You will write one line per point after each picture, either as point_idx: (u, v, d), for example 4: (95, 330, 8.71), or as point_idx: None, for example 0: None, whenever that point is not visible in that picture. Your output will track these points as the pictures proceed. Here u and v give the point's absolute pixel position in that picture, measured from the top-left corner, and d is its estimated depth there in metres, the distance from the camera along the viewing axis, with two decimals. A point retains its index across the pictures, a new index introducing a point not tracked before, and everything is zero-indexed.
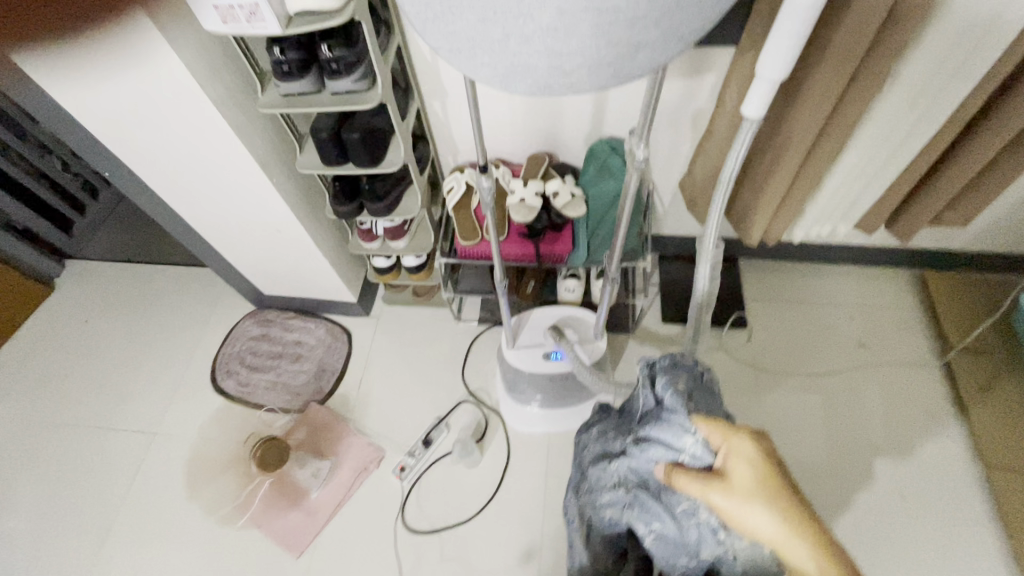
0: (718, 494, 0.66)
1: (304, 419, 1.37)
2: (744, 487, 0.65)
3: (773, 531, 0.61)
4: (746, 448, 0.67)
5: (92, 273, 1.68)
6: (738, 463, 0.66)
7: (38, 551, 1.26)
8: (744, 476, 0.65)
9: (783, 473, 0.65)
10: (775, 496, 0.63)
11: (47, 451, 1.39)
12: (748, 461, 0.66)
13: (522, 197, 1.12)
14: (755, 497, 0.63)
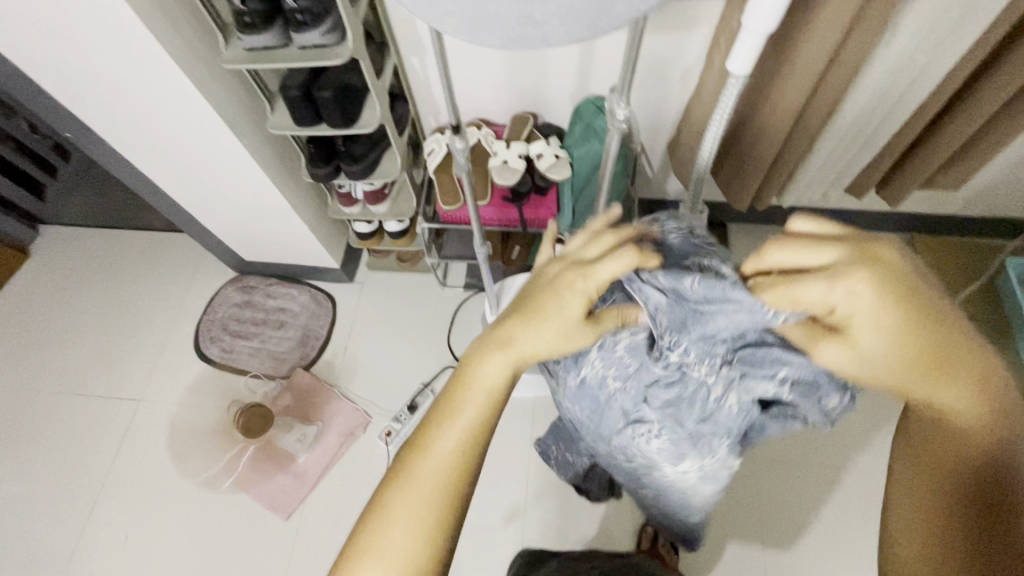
0: (832, 353, 0.44)
1: (290, 385, 1.37)
2: (880, 338, 0.42)
3: (921, 370, 0.42)
4: (865, 290, 0.41)
5: (74, 239, 1.68)
6: (858, 313, 0.41)
7: (35, 512, 1.29)
8: (875, 326, 0.41)
9: (903, 287, 0.41)
10: (913, 323, 0.41)
11: (38, 416, 1.40)
12: (876, 304, 0.41)
13: (505, 159, 1.08)
14: (883, 361, 0.42)
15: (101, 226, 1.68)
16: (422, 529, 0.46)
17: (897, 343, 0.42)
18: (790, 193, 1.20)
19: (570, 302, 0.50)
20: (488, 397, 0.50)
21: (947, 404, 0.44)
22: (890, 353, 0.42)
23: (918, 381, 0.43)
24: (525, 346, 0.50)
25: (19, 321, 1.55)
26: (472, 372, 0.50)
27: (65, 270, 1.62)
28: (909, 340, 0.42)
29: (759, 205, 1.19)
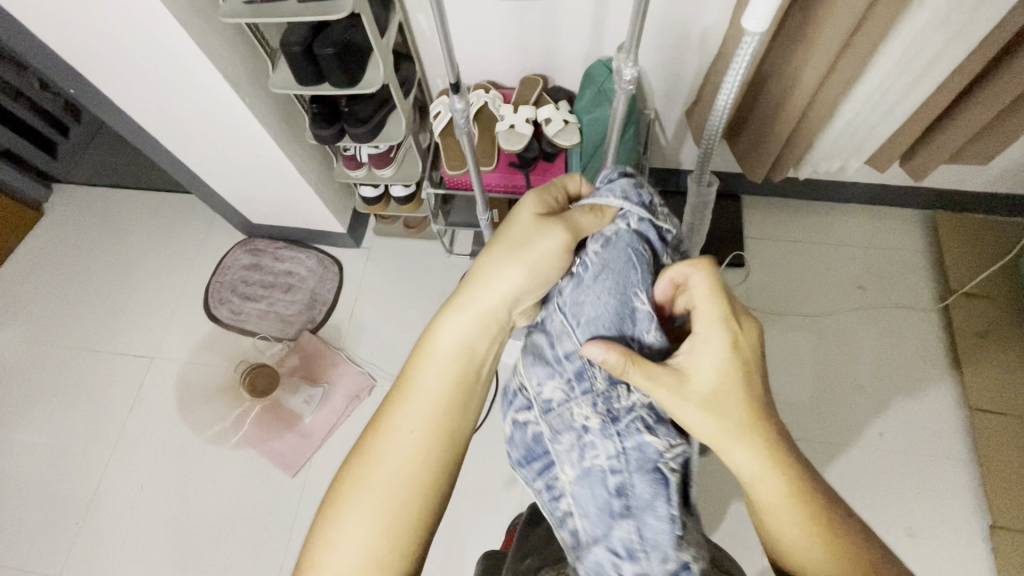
0: (664, 397, 0.56)
1: (297, 347, 1.39)
2: (707, 388, 0.56)
3: (738, 449, 0.55)
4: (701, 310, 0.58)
5: (88, 197, 1.69)
6: (702, 364, 0.57)
7: (56, 461, 1.35)
8: (708, 375, 0.56)
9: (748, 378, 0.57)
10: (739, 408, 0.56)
11: (57, 370, 1.45)
12: (705, 350, 0.57)
13: (513, 124, 1.05)
14: (711, 408, 0.55)
15: (113, 186, 1.69)
16: (423, 453, 0.58)
17: (723, 375, 0.56)
18: (808, 164, 1.15)
19: (521, 223, 0.63)
20: (442, 363, 0.61)
21: (764, 458, 0.55)
22: (721, 392, 0.56)
23: (745, 428, 0.55)
24: (483, 285, 0.62)
25: (36, 278, 1.58)
26: (448, 318, 0.62)
27: (79, 229, 1.64)
28: (727, 369, 0.56)
29: (775, 176, 1.15)
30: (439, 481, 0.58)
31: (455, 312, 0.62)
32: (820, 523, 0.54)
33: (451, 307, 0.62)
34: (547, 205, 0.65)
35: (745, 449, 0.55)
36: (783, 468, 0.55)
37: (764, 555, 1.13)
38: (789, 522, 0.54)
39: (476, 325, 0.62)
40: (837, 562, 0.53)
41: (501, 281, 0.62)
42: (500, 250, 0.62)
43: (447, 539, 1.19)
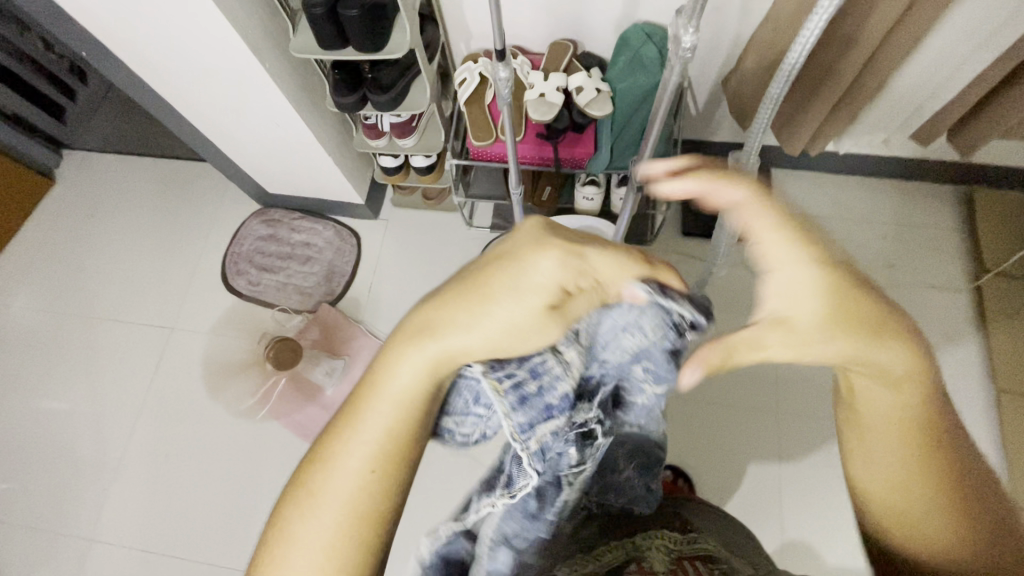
0: (770, 338, 0.45)
1: (316, 320, 1.38)
2: (817, 317, 0.43)
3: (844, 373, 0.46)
4: (781, 250, 0.43)
5: (100, 164, 1.66)
6: (810, 292, 0.43)
7: (80, 426, 1.36)
8: (821, 303, 0.43)
9: (869, 299, 0.44)
10: (854, 331, 0.44)
11: (76, 337, 1.46)
12: (806, 261, 0.43)
13: (542, 93, 1.00)
14: (829, 326, 0.43)
15: (124, 153, 1.66)
16: (336, 519, 0.46)
17: (840, 300, 0.43)
18: (848, 137, 1.10)
19: (465, 335, 0.47)
20: (399, 404, 0.48)
21: (896, 360, 0.44)
22: (835, 321, 0.43)
23: (876, 336, 0.44)
24: (371, 431, 0.48)
25: (52, 245, 1.57)
26: (329, 470, 0.47)
27: (92, 196, 1.62)
28: (850, 298, 0.43)
29: (812, 150, 1.10)
30: (352, 556, 0.46)
31: (337, 461, 0.47)
32: (921, 436, 0.46)
33: (333, 452, 0.48)
34: (558, 275, 0.47)
35: (865, 352, 0.44)
36: (909, 372, 0.45)
37: (783, 529, 1.14)
38: (897, 443, 0.47)
39: (380, 480, 0.47)
40: (933, 487, 0.46)
41: (416, 419, 0.49)
42: (424, 384, 0.48)
43: None
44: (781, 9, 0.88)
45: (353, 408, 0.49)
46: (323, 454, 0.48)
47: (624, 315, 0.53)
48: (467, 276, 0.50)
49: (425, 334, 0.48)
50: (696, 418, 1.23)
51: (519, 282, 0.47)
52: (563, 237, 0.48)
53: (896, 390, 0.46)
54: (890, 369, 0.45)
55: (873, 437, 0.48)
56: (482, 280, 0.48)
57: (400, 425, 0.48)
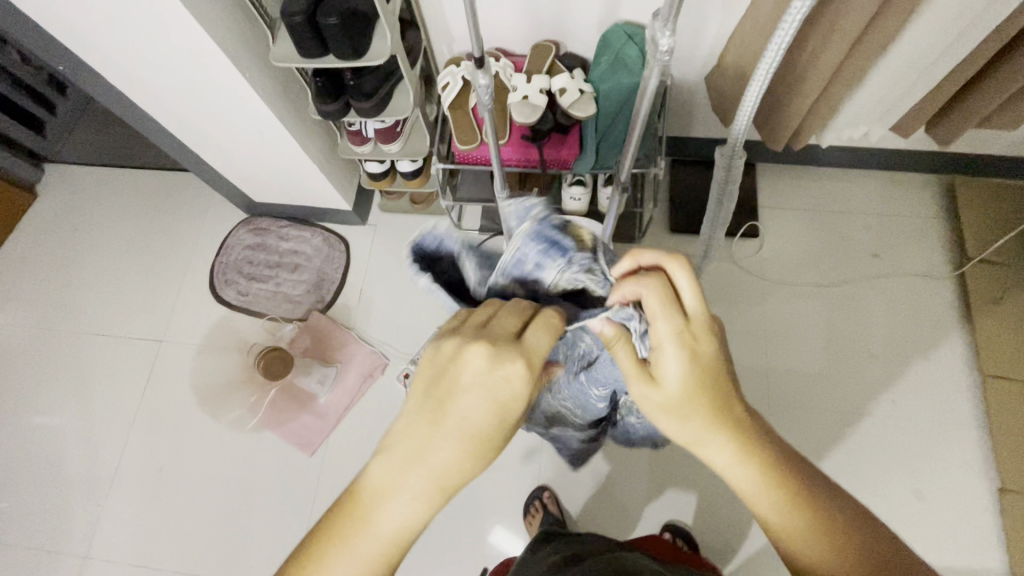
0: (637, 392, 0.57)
1: (307, 328, 1.38)
2: (673, 382, 0.54)
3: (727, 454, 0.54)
4: (668, 331, 0.54)
5: (82, 176, 1.64)
6: (668, 361, 0.54)
7: (70, 443, 1.35)
8: (676, 371, 0.54)
9: (720, 378, 0.55)
10: (704, 399, 0.54)
11: (64, 354, 1.44)
12: (676, 350, 0.54)
13: (525, 95, 1.00)
14: (683, 402, 0.54)
15: (106, 164, 1.64)
16: None
17: (690, 372, 0.54)
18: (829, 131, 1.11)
19: (430, 476, 0.48)
20: (389, 536, 0.48)
21: (730, 445, 0.53)
22: (686, 390, 0.54)
23: (710, 424, 0.54)
24: (351, 563, 0.48)
25: (37, 261, 1.55)
26: (330, 566, 0.48)
27: (75, 209, 1.60)
28: (699, 372, 0.54)
29: (795, 145, 1.11)
30: None
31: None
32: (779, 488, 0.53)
33: (324, 563, 0.48)
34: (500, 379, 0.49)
35: (710, 435, 0.54)
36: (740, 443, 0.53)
37: None
38: (766, 504, 0.53)
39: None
40: (805, 528, 0.51)
41: (414, 532, 0.49)
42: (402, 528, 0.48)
43: (467, 513, 1.21)
44: (759, 6, 0.88)
45: (344, 526, 0.48)
46: (312, 563, 0.48)
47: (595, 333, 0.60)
48: (431, 397, 0.49)
49: (402, 454, 0.49)
50: None
51: (479, 399, 0.49)
52: (509, 348, 0.50)
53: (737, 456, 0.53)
54: (728, 441, 0.53)
55: (753, 509, 0.54)
56: (447, 400, 0.49)
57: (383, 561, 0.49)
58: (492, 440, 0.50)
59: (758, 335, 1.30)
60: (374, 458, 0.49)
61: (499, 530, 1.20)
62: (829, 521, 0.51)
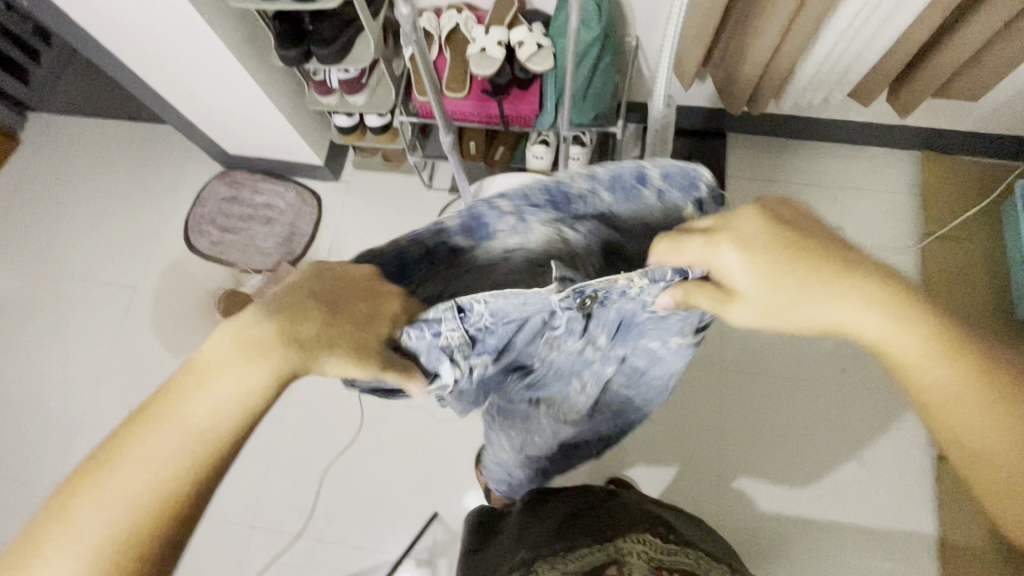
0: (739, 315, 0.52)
1: (275, 277, 1.40)
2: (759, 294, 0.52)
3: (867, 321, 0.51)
4: (731, 259, 0.51)
5: (64, 128, 1.66)
6: (743, 274, 0.51)
7: (45, 383, 1.39)
8: (751, 276, 0.51)
9: (808, 250, 0.51)
10: (795, 280, 0.51)
11: (41, 297, 1.48)
12: (745, 259, 0.51)
13: (483, 47, 1.01)
14: (790, 307, 0.51)
15: (87, 115, 1.66)
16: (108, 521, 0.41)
17: (781, 268, 0.51)
18: (788, 95, 1.12)
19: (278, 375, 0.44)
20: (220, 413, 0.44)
21: (858, 302, 0.51)
22: (777, 289, 0.51)
23: (826, 283, 0.51)
24: (158, 452, 0.42)
25: (18, 210, 1.58)
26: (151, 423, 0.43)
27: (56, 159, 1.63)
28: (795, 260, 0.51)
29: (755, 110, 1.15)
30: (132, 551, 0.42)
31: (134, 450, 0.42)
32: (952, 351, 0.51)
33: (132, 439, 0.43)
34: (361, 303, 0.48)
35: (848, 307, 0.51)
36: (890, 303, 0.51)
37: (721, 475, 1.21)
38: (909, 344, 0.51)
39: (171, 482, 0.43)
40: (942, 354, 0.51)
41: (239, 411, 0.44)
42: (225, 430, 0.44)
43: (423, 463, 1.24)
44: None
45: (157, 404, 0.43)
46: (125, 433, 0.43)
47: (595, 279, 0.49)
48: (298, 292, 0.47)
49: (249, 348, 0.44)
50: None
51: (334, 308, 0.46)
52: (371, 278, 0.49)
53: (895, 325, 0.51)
54: (872, 306, 0.51)
55: (903, 366, 0.52)
56: (315, 301, 0.46)
57: (190, 462, 0.43)
58: (352, 345, 0.46)
59: None
60: (214, 340, 0.44)
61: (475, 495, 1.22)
62: (959, 345, 0.51)
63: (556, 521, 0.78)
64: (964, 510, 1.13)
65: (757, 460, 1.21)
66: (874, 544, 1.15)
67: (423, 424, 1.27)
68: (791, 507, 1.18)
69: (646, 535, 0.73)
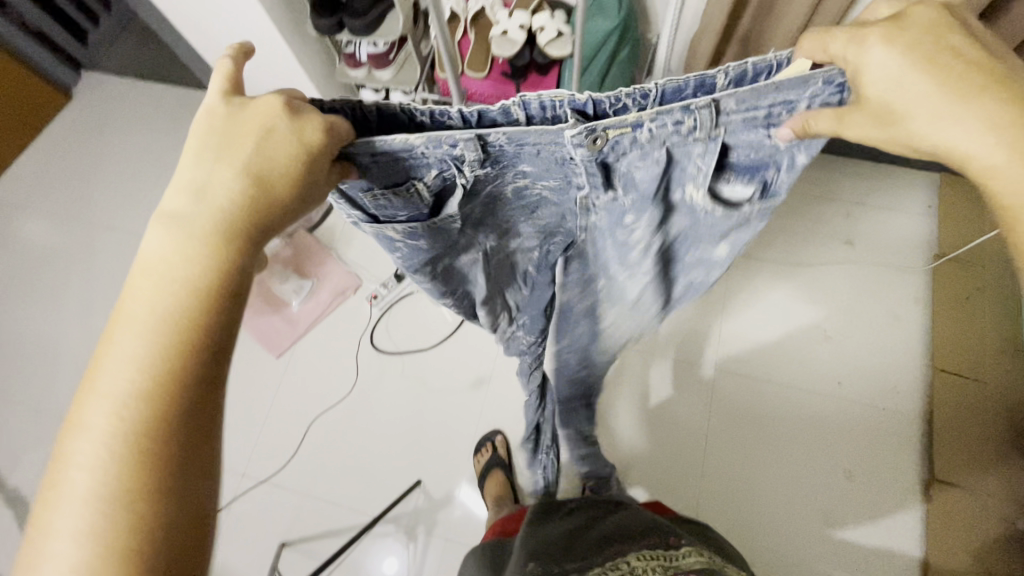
0: (878, 49, 0.41)
1: (291, 243, 1.44)
2: (933, 91, 0.40)
3: (979, 147, 0.40)
4: (873, 50, 0.41)
5: (113, 87, 1.76)
6: (866, 66, 0.41)
7: (67, 321, 1.47)
8: (874, 67, 0.41)
9: (945, 38, 0.41)
10: (923, 59, 0.40)
11: (73, 241, 1.56)
12: (931, 98, 0.40)
13: (506, 30, 1.06)
14: (909, 62, 0.40)
15: (135, 76, 1.76)
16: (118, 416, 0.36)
17: (904, 57, 0.40)
18: None
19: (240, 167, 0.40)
20: (172, 285, 0.38)
21: (967, 92, 0.40)
22: (920, 45, 0.41)
23: (942, 87, 0.40)
24: (118, 363, 0.37)
25: (63, 161, 1.68)
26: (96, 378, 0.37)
27: (102, 114, 1.73)
28: (934, 65, 0.40)
29: None
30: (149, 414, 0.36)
31: (76, 428, 0.36)
32: None
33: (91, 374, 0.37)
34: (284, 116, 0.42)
35: (951, 116, 0.40)
36: (913, 59, 0.40)
37: (705, 474, 1.20)
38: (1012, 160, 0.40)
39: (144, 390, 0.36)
40: None
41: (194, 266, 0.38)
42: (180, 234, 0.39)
43: (412, 431, 1.27)
44: None
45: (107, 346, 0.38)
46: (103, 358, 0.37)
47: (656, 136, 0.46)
48: (228, 138, 0.41)
49: (173, 215, 0.39)
50: (635, 365, 1.29)
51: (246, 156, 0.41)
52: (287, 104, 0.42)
53: (932, 85, 0.40)
54: (982, 121, 0.40)
55: (985, 164, 0.41)
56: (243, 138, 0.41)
57: (148, 398, 0.36)
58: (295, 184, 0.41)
59: (719, 304, 1.32)
60: (150, 242, 0.39)
61: (464, 483, 1.23)
62: None
63: (565, 535, 0.80)
64: (952, 540, 1.10)
65: (745, 470, 1.20)
66: (860, 565, 1.12)
67: (416, 394, 1.30)
68: (781, 522, 1.16)
69: (657, 548, 0.72)
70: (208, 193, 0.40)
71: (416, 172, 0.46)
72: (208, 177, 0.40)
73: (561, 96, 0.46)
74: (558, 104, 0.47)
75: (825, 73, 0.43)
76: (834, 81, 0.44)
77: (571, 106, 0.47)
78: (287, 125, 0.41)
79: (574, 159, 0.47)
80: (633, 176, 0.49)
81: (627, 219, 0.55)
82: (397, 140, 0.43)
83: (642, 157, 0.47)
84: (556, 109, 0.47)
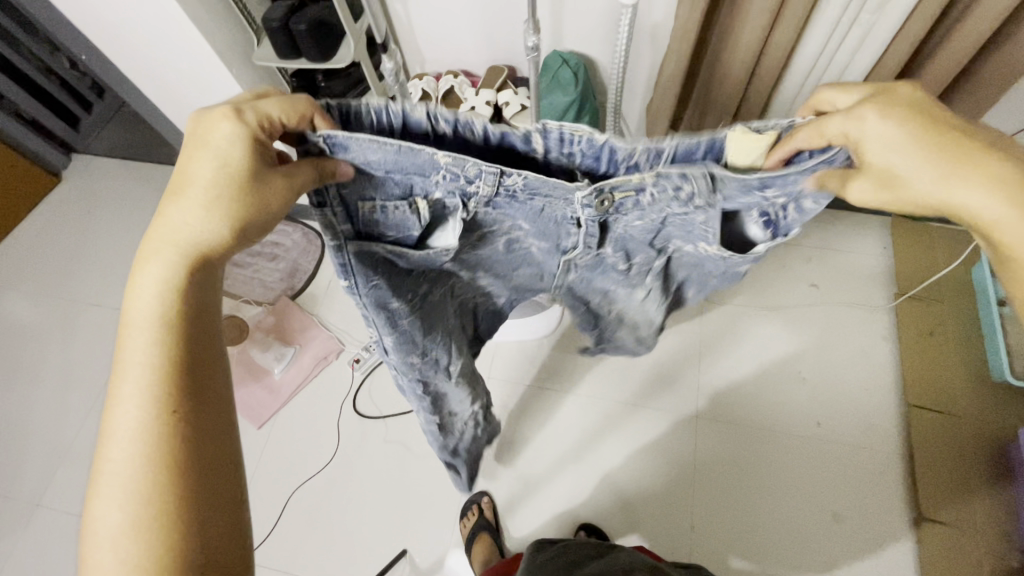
0: (874, 122, 0.45)
1: (273, 310, 1.47)
2: (932, 160, 0.43)
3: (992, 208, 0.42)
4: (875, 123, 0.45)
5: (102, 169, 1.83)
6: (871, 138, 0.45)
7: (42, 402, 1.45)
8: (877, 138, 0.45)
9: (945, 115, 0.45)
10: (921, 128, 0.44)
11: (54, 320, 1.57)
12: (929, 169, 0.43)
13: (472, 106, 1.15)
14: (908, 133, 0.44)
15: (124, 158, 1.84)
16: (137, 436, 0.43)
17: (907, 127, 0.44)
18: None
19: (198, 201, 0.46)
20: (156, 323, 0.46)
21: (973, 161, 0.42)
22: (921, 118, 0.45)
23: (953, 156, 0.43)
24: (127, 396, 0.44)
25: (48, 242, 1.71)
26: (112, 413, 0.44)
27: (89, 196, 1.78)
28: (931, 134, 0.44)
29: None
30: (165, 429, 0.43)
31: (108, 455, 0.43)
32: None
33: (108, 407, 0.44)
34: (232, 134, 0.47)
35: (967, 185, 0.42)
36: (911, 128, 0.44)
37: (694, 525, 1.18)
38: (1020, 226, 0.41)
39: (152, 409, 0.43)
40: None
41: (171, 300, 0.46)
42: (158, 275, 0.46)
43: (396, 496, 1.25)
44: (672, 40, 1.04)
45: (116, 382, 0.45)
46: (114, 392, 0.45)
47: (660, 198, 0.50)
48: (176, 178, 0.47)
49: (145, 266, 0.47)
50: (618, 417, 1.29)
51: (195, 184, 0.46)
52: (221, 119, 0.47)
53: (921, 153, 0.43)
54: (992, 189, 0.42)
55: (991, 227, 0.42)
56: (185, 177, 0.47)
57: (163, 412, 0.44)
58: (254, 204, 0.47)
59: (694, 350, 1.35)
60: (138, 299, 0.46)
61: (452, 551, 1.19)
62: None
63: None
64: None
65: (733, 518, 1.18)
66: None
67: (400, 458, 1.28)
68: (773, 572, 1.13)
69: None
70: (174, 230, 0.46)
71: (424, 196, 0.51)
72: (168, 219, 0.46)
73: (579, 133, 0.50)
74: (575, 140, 0.51)
75: (829, 155, 0.47)
76: (835, 159, 0.48)
77: (591, 147, 0.52)
78: (233, 146, 0.47)
79: (579, 214, 0.52)
80: (627, 231, 0.55)
81: (622, 261, 0.61)
82: (416, 165, 0.48)
83: (636, 216, 0.53)
84: (574, 143, 0.51)
